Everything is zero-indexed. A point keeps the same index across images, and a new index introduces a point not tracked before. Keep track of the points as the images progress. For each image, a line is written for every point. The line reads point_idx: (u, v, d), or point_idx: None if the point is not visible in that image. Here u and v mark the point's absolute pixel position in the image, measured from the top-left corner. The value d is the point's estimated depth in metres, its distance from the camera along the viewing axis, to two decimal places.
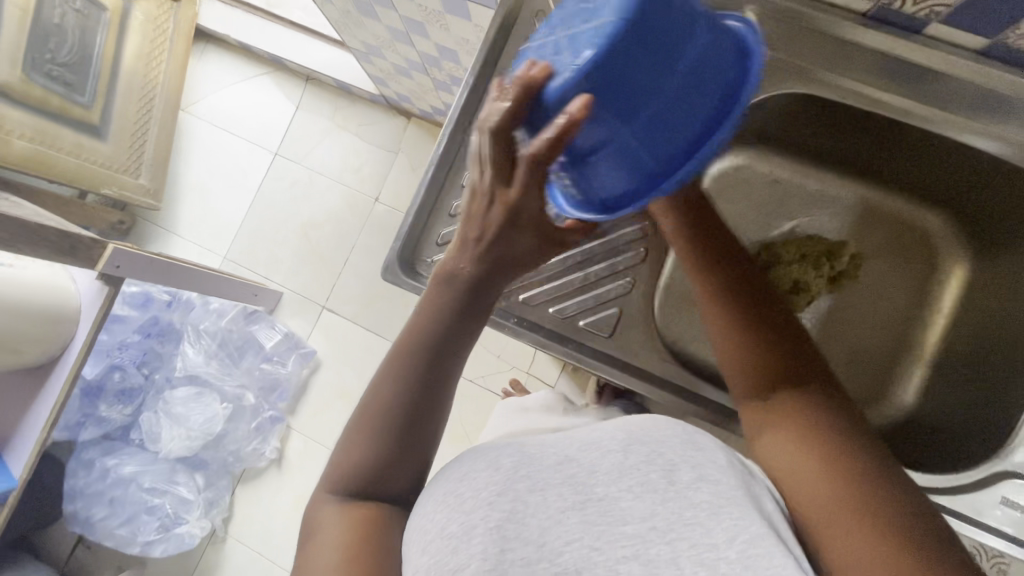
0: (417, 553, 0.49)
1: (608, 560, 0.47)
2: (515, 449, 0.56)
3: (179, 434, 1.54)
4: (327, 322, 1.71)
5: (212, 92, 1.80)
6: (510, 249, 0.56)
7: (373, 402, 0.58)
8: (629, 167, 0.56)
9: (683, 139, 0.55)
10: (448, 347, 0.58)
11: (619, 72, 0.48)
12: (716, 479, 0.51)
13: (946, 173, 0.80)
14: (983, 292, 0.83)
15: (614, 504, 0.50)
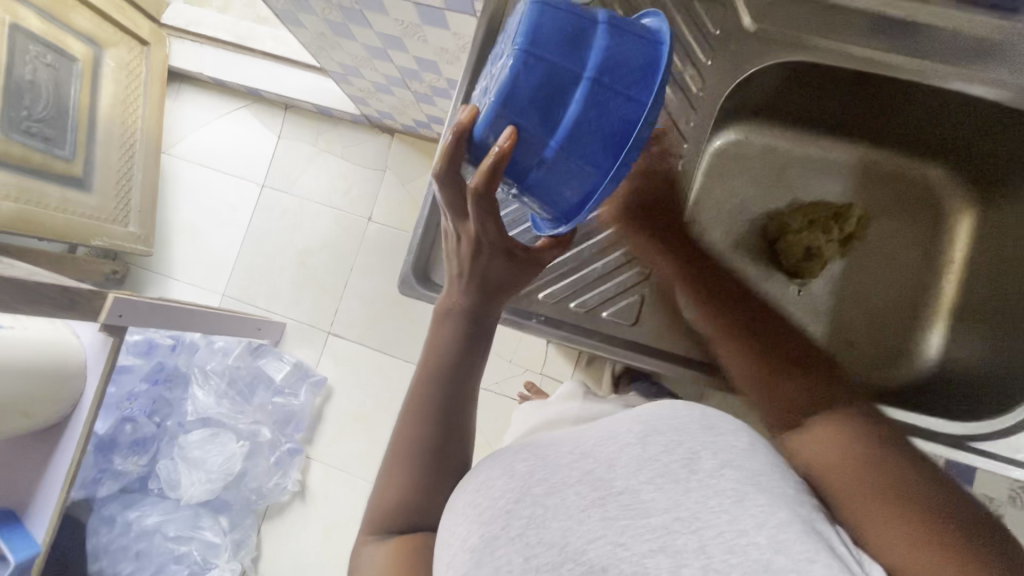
0: (444, 566, 0.50)
1: (632, 557, 0.44)
2: (526, 452, 0.56)
3: (198, 478, 1.52)
4: (334, 348, 1.70)
5: (192, 131, 1.79)
6: (490, 276, 0.64)
7: (405, 433, 0.62)
8: (577, 176, 0.61)
9: (614, 134, 0.60)
10: (461, 372, 0.64)
11: (533, 95, 0.57)
12: (738, 463, 0.49)
13: (945, 125, 0.81)
14: (994, 237, 0.84)
15: (636, 499, 0.48)
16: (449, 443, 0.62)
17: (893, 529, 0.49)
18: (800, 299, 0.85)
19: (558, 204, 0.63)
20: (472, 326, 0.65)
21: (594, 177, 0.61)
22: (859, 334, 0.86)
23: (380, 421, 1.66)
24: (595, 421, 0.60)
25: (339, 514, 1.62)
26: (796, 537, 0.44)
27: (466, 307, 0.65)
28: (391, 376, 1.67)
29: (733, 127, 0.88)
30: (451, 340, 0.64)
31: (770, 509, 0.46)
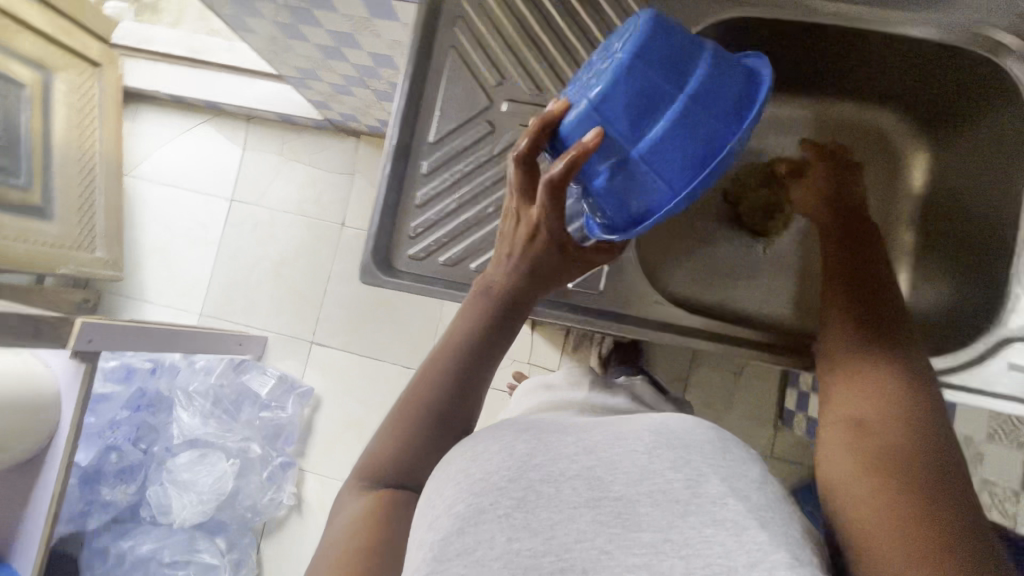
0: (423, 527, 0.45)
1: (617, 565, 0.41)
2: (528, 433, 0.52)
3: (189, 501, 1.48)
4: (318, 356, 1.68)
5: (154, 150, 1.75)
6: (537, 267, 0.61)
7: (414, 390, 0.58)
8: (653, 186, 0.60)
9: (691, 156, 0.59)
10: (486, 347, 0.60)
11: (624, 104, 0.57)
12: (745, 495, 0.44)
13: (886, 67, 0.82)
14: (948, 174, 0.85)
15: (630, 507, 0.43)
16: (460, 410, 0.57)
17: (877, 536, 0.45)
18: (769, 258, 0.89)
19: (623, 214, 0.63)
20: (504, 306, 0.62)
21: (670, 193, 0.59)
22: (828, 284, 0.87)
23: (372, 425, 1.64)
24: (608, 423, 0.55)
25: None
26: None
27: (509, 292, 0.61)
28: (378, 379, 1.66)
29: None
30: (485, 318, 0.60)
31: (774, 549, 0.40)
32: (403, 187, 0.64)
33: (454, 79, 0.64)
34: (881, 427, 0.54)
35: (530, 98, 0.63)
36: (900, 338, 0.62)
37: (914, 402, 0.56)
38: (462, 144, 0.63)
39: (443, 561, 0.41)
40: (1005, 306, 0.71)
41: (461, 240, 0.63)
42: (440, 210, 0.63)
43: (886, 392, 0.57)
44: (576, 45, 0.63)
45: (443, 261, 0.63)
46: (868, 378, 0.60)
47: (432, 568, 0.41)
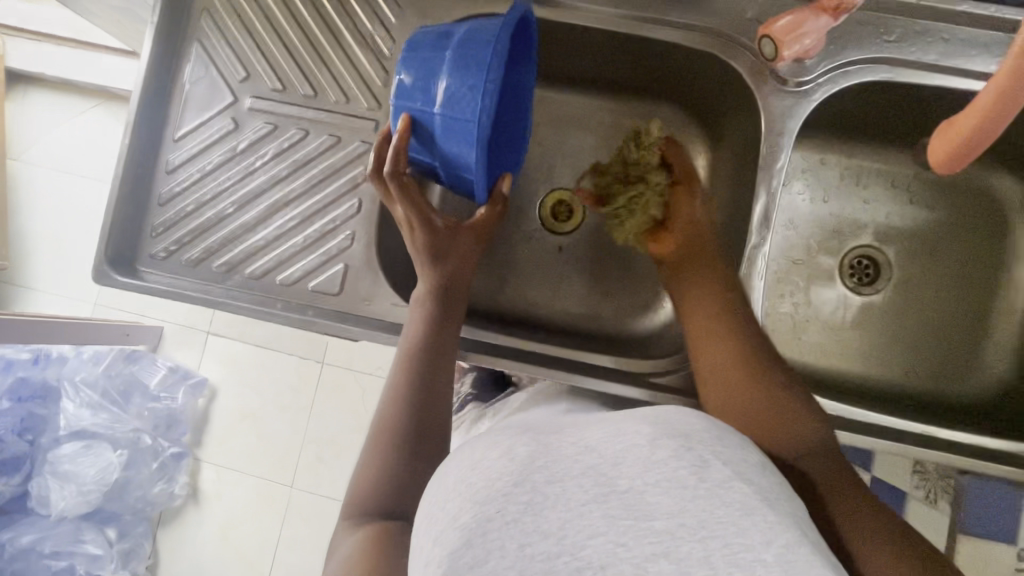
0: (427, 544, 0.34)
1: (635, 557, 0.32)
2: (528, 435, 0.42)
3: (70, 491, 1.49)
4: (213, 347, 1.64)
5: (41, 136, 1.70)
6: (444, 245, 0.60)
7: (384, 413, 0.55)
8: (462, 138, 0.51)
9: (474, 88, 0.49)
10: (431, 342, 0.57)
11: (407, 89, 0.54)
12: (750, 478, 0.37)
13: (645, 61, 0.67)
14: (724, 171, 0.69)
15: (640, 499, 0.34)
16: (434, 417, 0.54)
17: (853, 528, 0.44)
18: (559, 259, 0.76)
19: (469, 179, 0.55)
20: (299, 321, 0.60)
21: (473, 130, 0.50)
22: (608, 297, 0.75)
23: (267, 415, 1.60)
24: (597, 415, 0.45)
25: (234, 512, 1.59)
26: (809, 558, 0.33)
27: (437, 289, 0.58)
28: (274, 371, 1.60)
29: None
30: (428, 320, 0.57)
31: (782, 527, 0.34)
32: (145, 184, 0.62)
33: (198, 75, 0.62)
34: (764, 405, 0.52)
35: (273, 95, 0.61)
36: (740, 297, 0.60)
37: (764, 363, 0.55)
38: (206, 140, 0.62)
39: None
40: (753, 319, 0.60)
41: (203, 238, 0.61)
42: (183, 208, 0.61)
43: (742, 364, 0.55)
44: (320, 39, 0.61)
45: (186, 259, 0.61)
46: (726, 347, 0.56)
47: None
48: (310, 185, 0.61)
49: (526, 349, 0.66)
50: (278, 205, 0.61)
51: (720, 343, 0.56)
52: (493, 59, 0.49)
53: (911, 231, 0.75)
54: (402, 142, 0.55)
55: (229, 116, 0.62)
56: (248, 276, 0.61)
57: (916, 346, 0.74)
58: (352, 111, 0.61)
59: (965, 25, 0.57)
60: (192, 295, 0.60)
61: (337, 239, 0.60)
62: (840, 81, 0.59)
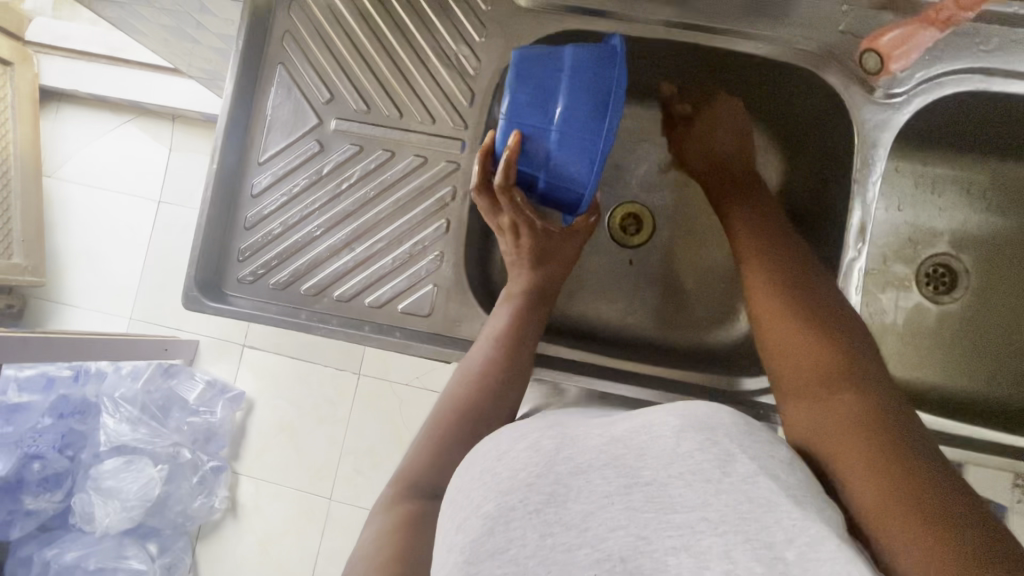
0: (451, 526, 0.38)
1: (655, 551, 0.35)
2: (554, 429, 0.44)
3: (114, 507, 1.49)
4: (251, 360, 1.64)
5: (75, 150, 1.70)
6: (545, 256, 0.62)
7: (449, 402, 0.54)
8: (577, 148, 0.55)
9: (595, 116, 0.54)
10: (515, 345, 0.57)
11: (516, 107, 0.55)
12: (776, 473, 0.38)
13: (731, 76, 0.67)
14: (800, 181, 0.69)
15: (663, 491, 0.37)
16: (507, 397, 0.55)
17: (878, 502, 0.40)
18: (630, 272, 0.76)
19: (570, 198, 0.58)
20: (391, 343, 0.59)
21: (594, 150, 0.54)
22: (679, 312, 0.75)
23: (304, 428, 1.60)
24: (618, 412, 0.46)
25: (273, 526, 1.58)
26: (834, 556, 0.33)
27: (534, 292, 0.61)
28: (311, 383, 1.60)
29: None
30: (518, 322, 0.58)
31: (811, 524, 0.35)
32: (231, 208, 0.62)
33: (282, 99, 0.62)
34: (836, 396, 0.46)
35: (358, 116, 0.61)
36: (826, 289, 0.54)
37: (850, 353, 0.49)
38: (291, 163, 0.61)
39: (476, 563, 0.34)
40: None
41: (291, 261, 0.61)
42: (269, 231, 0.61)
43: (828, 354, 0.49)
44: (404, 61, 0.61)
45: (274, 283, 0.61)
46: (799, 332, 0.51)
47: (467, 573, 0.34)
48: (397, 207, 0.61)
49: (605, 364, 0.66)
50: (365, 225, 0.61)
51: (795, 329, 0.52)
52: (615, 83, 0.55)
53: (982, 238, 0.75)
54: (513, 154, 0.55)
55: (314, 139, 0.61)
56: (337, 299, 0.60)
57: (995, 354, 0.73)
58: (437, 131, 0.61)
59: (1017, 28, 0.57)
60: (274, 316, 0.60)
61: (426, 260, 0.60)
62: (935, 90, 0.58)
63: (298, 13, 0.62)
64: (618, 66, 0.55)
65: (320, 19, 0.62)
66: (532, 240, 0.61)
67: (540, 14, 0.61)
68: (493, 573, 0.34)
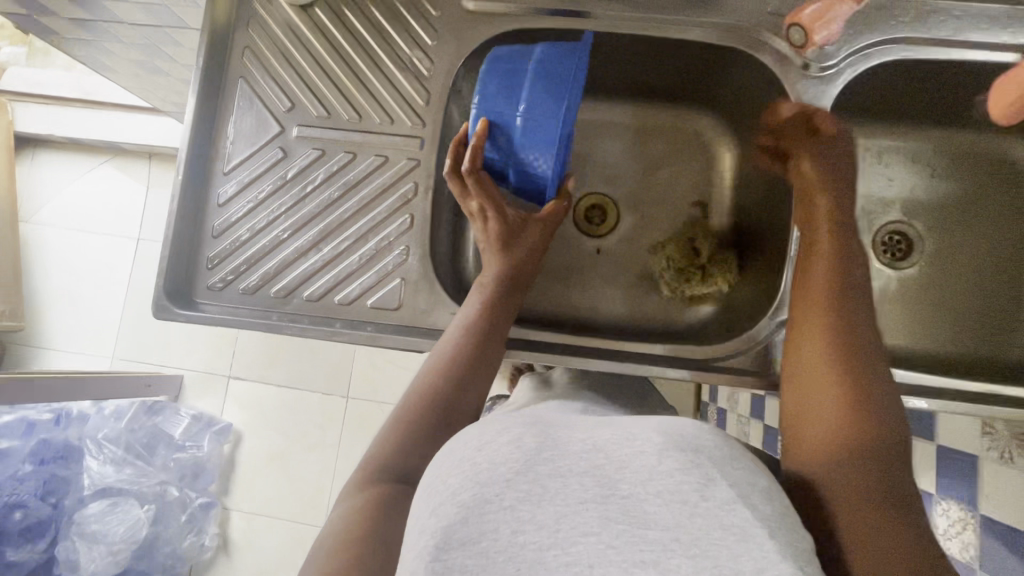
0: (425, 514, 0.36)
1: (624, 561, 0.33)
2: (540, 428, 0.42)
3: (101, 552, 1.43)
4: (236, 391, 1.62)
5: (53, 194, 1.71)
6: (521, 254, 0.62)
7: (418, 390, 0.55)
8: (539, 133, 0.59)
9: (555, 101, 0.59)
10: (487, 340, 0.58)
11: (488, 99, 0.60)
12: (753, 502, 0.36)
13: (677, 66, 0.70)
14: (752, 162, 0.73)
15: (638, 506, 0.35)
16: (472, 388, 0.56)
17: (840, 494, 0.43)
18: (599, 261, 0.78)
19: (535, 182, 0.63)
20: (363, 337, 0.60)
21: (552, 133, 0.59)
22: (651, 295, 0.76)
23: (294, 456, 1.57)
24: (607, 419, 0.44)
25: (266, 562, 1.55)
26: None
27: (505, 281, 0.61)
28: (299, 410, 1.58)
29: None
30: (486, 311, 0.59)
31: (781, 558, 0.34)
32: (198, 218, 0.63)
33: (244, 110, 0.64)
34: (835, 390, 0.48)
35: (319, 121, 0.63)
36: (861, 287, 0.53)
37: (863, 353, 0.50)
38: (256, 171, 0.63)
39: (445, 550, 0.33)
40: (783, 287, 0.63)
41: (260, 265, 0.62)
42: (237, 238, 0.63)
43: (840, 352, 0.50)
44: (361, 67, 0.64)
45: (244, 288, 0.62)
46: (824, 334, 0.51)
47: (436, 558, 0.33)
48: (362, 205, 0.62)
49: (579, 347, 0.66)
50: (331, 225, 0.62)
51: (818, 318, 0.53)
52: (574, 70, 0.59)
53: (931, 202, 0.78)
54: (478, 141, 0.59)
55: (278, 146, 0.63)
56: (307, 299, 0.61)
57: (961, 315, 0.74)
58: (398, 131, 0.63)
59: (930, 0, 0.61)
60: (243, 318, 0.61)
61: (392, 254, 0.61)
62: (863, 62, 0.62)
63: (255, 29, 0.65)
64: (576, 55, 0.59)
65: (279, 33, 0.64)
66: (503, 234, 0.62)
67: (492, 16, 0.64)
68: (463, 562, 0.33)
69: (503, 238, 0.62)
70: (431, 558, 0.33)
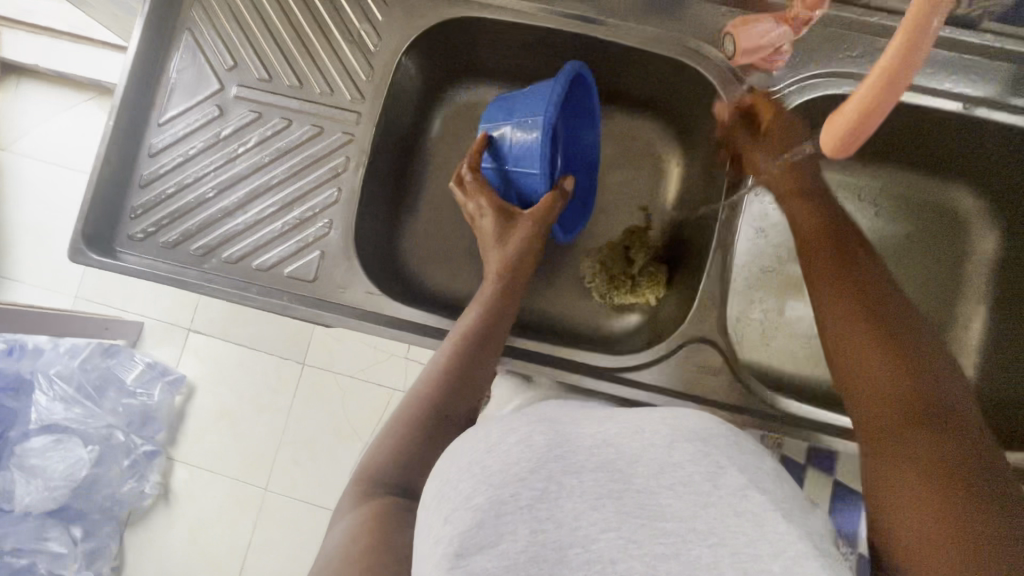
0: (438, 520, 0.35)
1: (647, 555, 0.34)
2: (547, 423, 0.41)
3: (37, 486, 1.44)
4: (195, 344, 1.62)
5: (33, 125, 1.69)
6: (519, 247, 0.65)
7: (423, 382, 0.58)
8: (527, 153, 0.63)
9: (535, 122, 0.61)
10: (492, 329, 0.60)
11: (495, 120, 0.67)
12: (766, 488, 0.37)
13: (636, 76, 0.71)
14: (695, 178, 0.73)
15: (654, 500, 0.36)
16: (477, 377, 0.58)
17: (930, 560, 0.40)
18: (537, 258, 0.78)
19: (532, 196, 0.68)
20: (273, 304, 0.60)
21: (534, 154, 0.63)
22: (583, 297, 0.77)
23: (245, 416, 1.57)
24: (601, 410, 0.45)
25: (206, 513, 1.55)
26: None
27: (505, 271, 0.64)
28: (254, 370, 1.58)
29: (467, 92, 0.75)
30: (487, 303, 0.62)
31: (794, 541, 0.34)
32: (126, 165, 0.63)
33: (186, 63, 0.64)
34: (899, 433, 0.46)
35: (259, 84, 0.63)
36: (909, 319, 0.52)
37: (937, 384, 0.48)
38: (190, 126, 0.63)
39: (466, 555, 0.32)
40: (701, 303, 0.64)
41: (182, 222, 0.62)
42: (161, 192, 0.62)
43: (908, 388, 0.48)
44: (307, 33, 0.63)
45: (164, 242, 0.62)
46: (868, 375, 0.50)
47: (456, 564, 0.32)
48: (292, 173, 0.62)
49: (531, 348, 0.66)
50: (259, 190, 0.62)
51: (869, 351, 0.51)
52: (552, 93, 0.60)
53: (880, 244, 0.77)
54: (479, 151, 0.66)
55: (214, 104, 0.63)
56: (224, 260, 0.61)
57: None
58: (335, 103, 0.63)
59: (883, 39, 0.62)
60: (157, 273, 0.60)
61: (315, 226, 0.62)
62: (805, 92, 0.63)
63: None
64: (558, 79, 0.61)
65: None
66: (500, 235, 0.65)
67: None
68: (485, 566, 0.32)
69: (501, 235, 0.65)
70: (449, 565, 0.32)
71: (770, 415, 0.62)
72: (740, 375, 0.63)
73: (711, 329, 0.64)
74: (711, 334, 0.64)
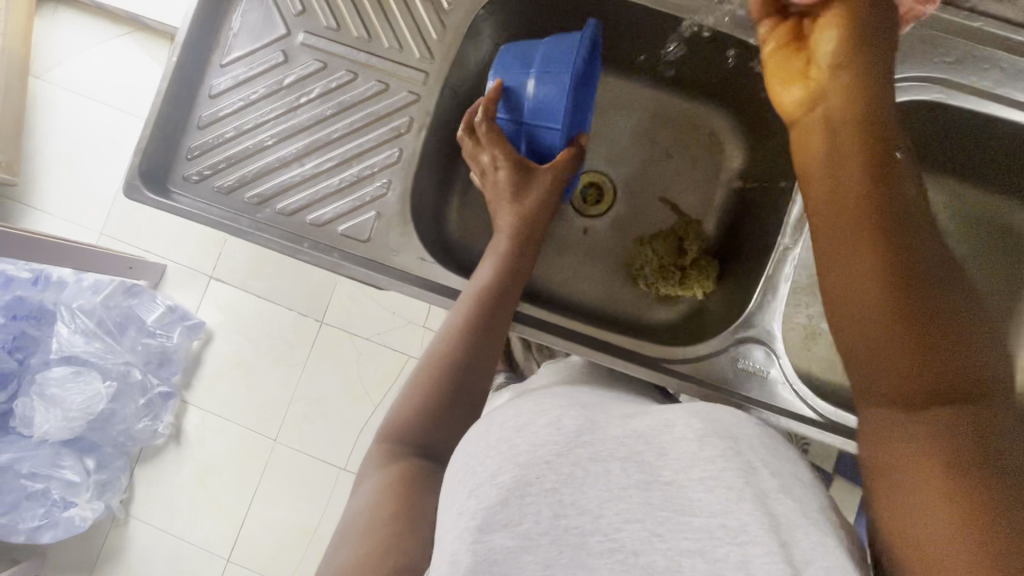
0: (463, 494, 0.36)
1: (670, 550, 0.33)
2: (580, 409, 0.44)
3: (55, 416, 1.46)
4: (214, 292, 1.62)
5: (67, 54, 1.67)
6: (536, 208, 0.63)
7: (439, 346, 0.58)
8: (546, 107, 0.62)
9: (558, 77, 0.60)
10: (507, 292, 0.59)
11: (503, 70, 0.64)
12: (796, 493, 0.37)
13: (701, 68, 0.70)
14: (756, 175, 0.71)
15: (684, 494, 0.36)
16: (491, 346, 0.58)
17: (920, 531, 0.36)
18: (583, 241, 0.77)
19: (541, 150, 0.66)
20: (323, 261, 0.59)
21: (555, 108, 0.61)
22: (627, 286, 0.76)
23: (259, 367, 1.58)
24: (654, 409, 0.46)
25: (215, 459, 1.57)
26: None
27: (519, 232, 0.63)
28: (272, 323, 1.58)
29: None
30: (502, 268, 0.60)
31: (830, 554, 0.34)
32: (186, 105, 0.61)
33: (253, 5, 0.62)
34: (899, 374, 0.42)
35: (327, 33, 0.61)
36: (924, 216, 0.45)
37: (953, 338, 0.41)
38: (255, 70, 0.61)
39: (488, 530, 0.33)
40: (760, 302, 0.63)
41: (239, 167, 0.61)
42: (221, 134, 0.61)
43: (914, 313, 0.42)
44: None
45: (219, 186, 0.61)
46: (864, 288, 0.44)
47: (478, 538, 0.33)
48: (351, 129, 0.61)
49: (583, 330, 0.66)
50: (318, 143, 0.61)
51: (873, 280, 0.44)
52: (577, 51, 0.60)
53: None
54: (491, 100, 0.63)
55: (280, 49, 0.62)
56: (280, 212, 0.60)
57: None
58: (403, 60, 0.61)
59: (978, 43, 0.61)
60: (208, 217, 0.59)
61: (374, 184, 0.60)
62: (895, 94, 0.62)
63: None
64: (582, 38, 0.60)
65: None
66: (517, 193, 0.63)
67: None
68: (504, 543, 0.33)
69: (518, 189, 0.63)
70: (473, 540, 0.33)
71: (822, 423, 0.60)
72: (791, 383, 0.61)
73: (768, 331, 0.63)
74: (767, 337, 0.63)
